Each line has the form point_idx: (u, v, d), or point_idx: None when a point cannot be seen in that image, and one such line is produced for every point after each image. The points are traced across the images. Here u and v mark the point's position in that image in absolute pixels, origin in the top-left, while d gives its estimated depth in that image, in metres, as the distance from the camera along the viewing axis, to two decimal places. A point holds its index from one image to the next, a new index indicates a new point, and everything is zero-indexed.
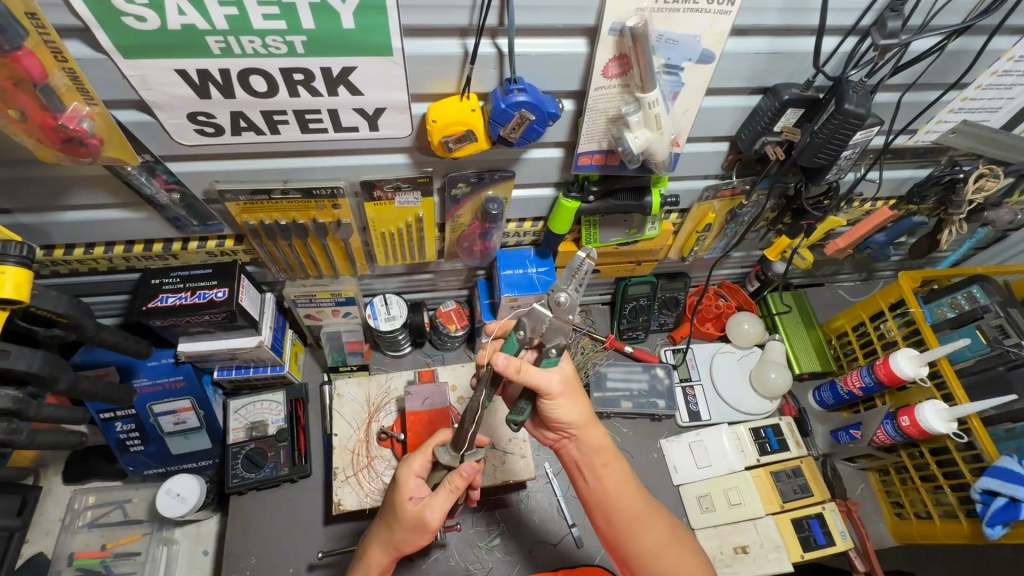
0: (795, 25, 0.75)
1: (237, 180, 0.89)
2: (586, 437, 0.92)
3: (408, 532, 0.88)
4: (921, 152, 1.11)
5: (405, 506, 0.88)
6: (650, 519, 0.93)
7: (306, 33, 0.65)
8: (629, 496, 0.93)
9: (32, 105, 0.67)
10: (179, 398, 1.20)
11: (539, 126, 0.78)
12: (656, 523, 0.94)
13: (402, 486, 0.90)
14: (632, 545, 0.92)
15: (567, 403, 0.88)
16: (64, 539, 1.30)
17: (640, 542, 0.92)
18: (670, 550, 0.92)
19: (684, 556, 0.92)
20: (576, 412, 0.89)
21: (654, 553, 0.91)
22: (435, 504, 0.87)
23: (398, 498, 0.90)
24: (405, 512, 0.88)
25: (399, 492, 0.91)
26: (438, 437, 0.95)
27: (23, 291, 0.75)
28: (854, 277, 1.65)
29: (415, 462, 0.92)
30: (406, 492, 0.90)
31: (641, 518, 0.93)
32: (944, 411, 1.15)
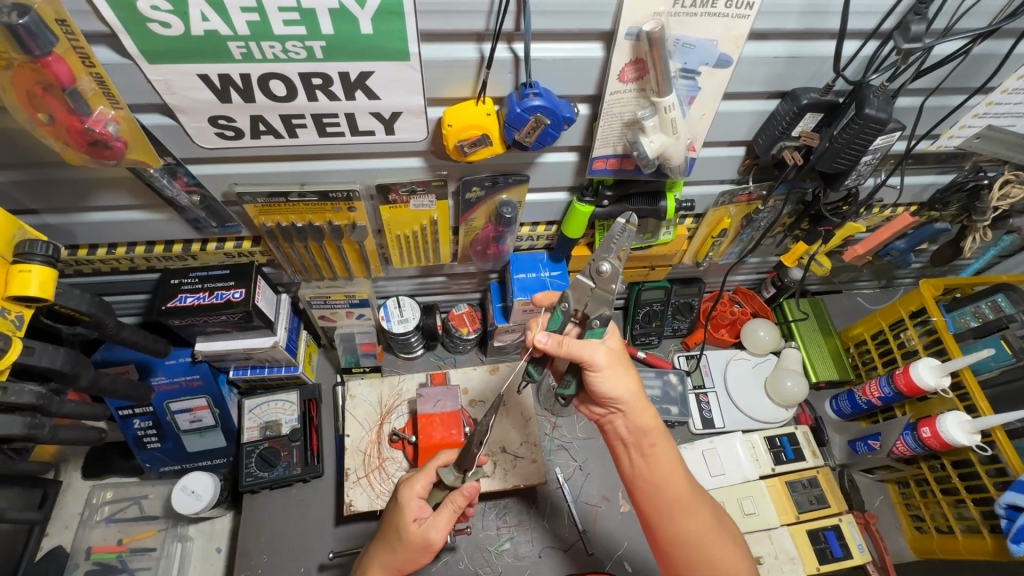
0: (815, 29, 0.74)
1: (255, 183, 0.90)
2: (633, 417, 0.89)
3: (410, 554, 0.88)
4: (944, 158, 1.09)
5: (409, 529, 0.87)
6: (694, 506, 0.89)
7: (325, 38, 0.66)
8: (675, 480, 0.89)
9: (60, 108, 0.68)
10: (196, 396, 1.22)
11: (554, 129, 0.78)
12: (699, 511, 0.89)
13: (405, 508, 0.89)
14: (671, 527, 0.89)
15: (617, 377, 0.86)
16: (82, 532, 1.32)
17: (682, 527, 0.89)
18: (710, 538, 0.89)
19: (724, 545, 0.88)
20: (626, 387, 0.86)
21: (694, 539, 0.88)
22: (438, 524, 0.87)
23: (400, 519, 0.89)
24: (409, 534, 0.87)
25: (400, 514, 0.89)
26: (441, 457, 0.93)
27: (47, 290, 0.77)
28: (873, 284, 1.62)
29: (417, 482, 0.91)
30: (409, 513, 0.88)
31: (685, 503, 0.89)
32: (966, 423, 1.12)
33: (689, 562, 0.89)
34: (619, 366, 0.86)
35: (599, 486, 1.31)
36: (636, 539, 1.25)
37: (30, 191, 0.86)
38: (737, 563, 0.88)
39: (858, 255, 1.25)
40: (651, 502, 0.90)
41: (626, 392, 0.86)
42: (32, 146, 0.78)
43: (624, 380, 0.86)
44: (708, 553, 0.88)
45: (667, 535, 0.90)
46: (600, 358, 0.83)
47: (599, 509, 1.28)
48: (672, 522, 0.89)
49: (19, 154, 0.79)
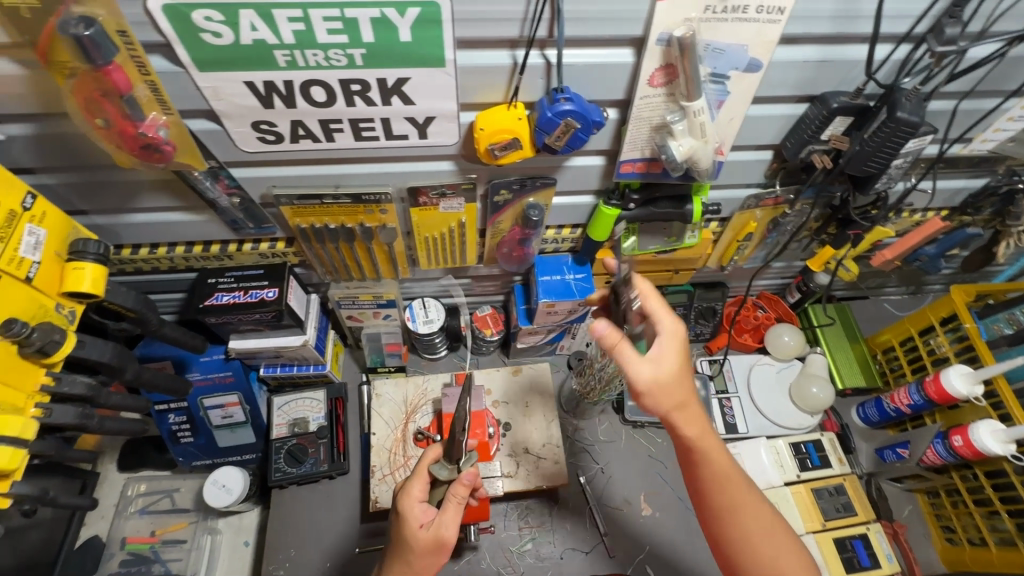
0: (846, 33, 0.74)
1: (292, 186, 0.93)
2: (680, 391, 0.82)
3: (425, 558, 0.89)
4: (977, 161, 1.07)
5: (417, 535, 0.88)
6: (754, 497, 0.86)
7: (366, 46, 0.69)
8: (736, 470, 0.86)
9: (116, 113, 0.71)
10: (228, 392, 1.25)
11: (584, 133, 0.80)
12: (760, 505, 0.86)
13: (408, 516, 0.89)
14: (736, 525, 0.85)
15: (671, 363, 0.80)
16: (117, 523, 1.37)
17: (747, 524, 0.85)
18: (777, 537, 0.85)
19: (788, 543, 0.85)
20: (680, 389, 0.81)
21: (761, 539, 0.84)
22: (445, 522, 0.88)
23: (406, 528, 0.89)
24: (419, 540, 0.88)
25: (405, 524, 0.89)
26: (429, 456, 0.96)
27: (99, 286, 0.81)
28: (900, 290, 1.59)
29: (414, 488, 0.92)
30: (414, 520, 0.89)
31: (748, 495, 0.86)
32: (1000, 432, 1.10)
33: (735, 549, 0.85)
34: (677, 357, 0.81)
35: (621, 488, 1.31)
36: (659, 543, 1.25)
37: (82, 192, 0.90)
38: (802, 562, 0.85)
39: (887, 260, 1.25)
40: (717, 497, 0.86)
41: (681, 388, 0.81)
42: (87, 150, 0.82)
43: (676, 371, 0.80)
44: (776, 556, 0.84)
45: (735, 535, 0.85)
46: (665, 349, 0.80)
47: (622, 512, 1.28)
48: (738, 519, 0.85)
49: (74, 157, 0.83)
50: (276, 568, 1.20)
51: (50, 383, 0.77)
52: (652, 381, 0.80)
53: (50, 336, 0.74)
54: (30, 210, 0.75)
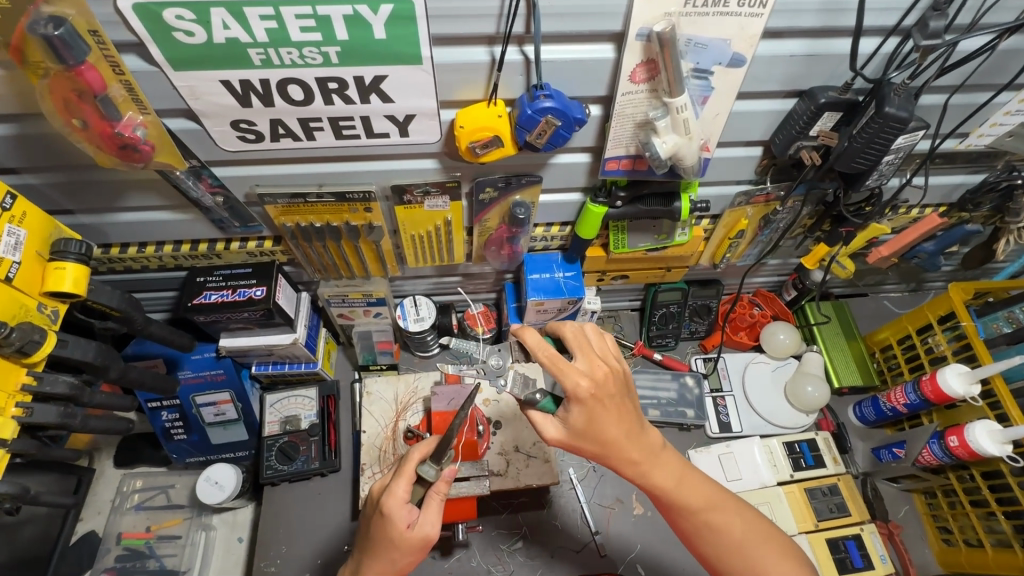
0: (832, 26, 0.73)
1: (275, 185, 0.93)
2: (605, 426, 0.81)
3: (408, 556, 0.89)
4: (974, 157, 1.05)
5: (404, 535, 0.87)
6: (719, 514, 0.89)
7: (340, 44, 0.68)
8: (694, 491, 0.89)
9: (92, 114, 0.72)
10: (220, 390, 1.26)
11: (565, 130, 0.78)
12: (727, 519, 0.89)
13: (396, 518, 0.87)
14: (710, 544, 0.89)
15: (588, 417, 0.80)
16: (113, 519, 1.38)
17: (714, 519, 0.89)
18: (751, 545, 0.89)
19: (763, 548, 0.89)
20: (602, 434, 0.81)
21: (736, 553, 0.88)
22: (432, 519, 0.89)
23: (393, 529, 0.87)
24: (406, 540, 0.87)
25: (390, 525, 0.87)
26: (413, 454, 0.93)
27: (80, 286, 0.81)
28: (900, 287, 1.57)
29: (399, 488, 0.89)
30: (402, 521, 0.87)
31: (714, 510, 0.89)
32: (998, 432, 1.08)
33: (716, 548, 0.89)
34: (585, 412, 0.79)
35: (613, 488, 1.31)
36: (650, 543, 1.24)
37: (67, 191, 0.90)
38: (781, 562, 0.88)
39: (883, 257, 1.22)
40: (686, 521, 0.89)
41: (607, 433, 0.81)
42: (68, 150, 0.82)
43: (589, 423, 0.80)
44: (743, 537, 0.89)
45: (714, 552, 0.90)
46: (572, 413, 0.80)
47: (613, 511, 1.28)
48: (709, 538, 0.89)
49: (56, 157, 0.83)
50: (267, 565, 1.21)
51: (32, 383, 0.78)
52: (563, 437, 0.83)
53: (30, 337, 0.74)
54: (10, 210, 0.75)
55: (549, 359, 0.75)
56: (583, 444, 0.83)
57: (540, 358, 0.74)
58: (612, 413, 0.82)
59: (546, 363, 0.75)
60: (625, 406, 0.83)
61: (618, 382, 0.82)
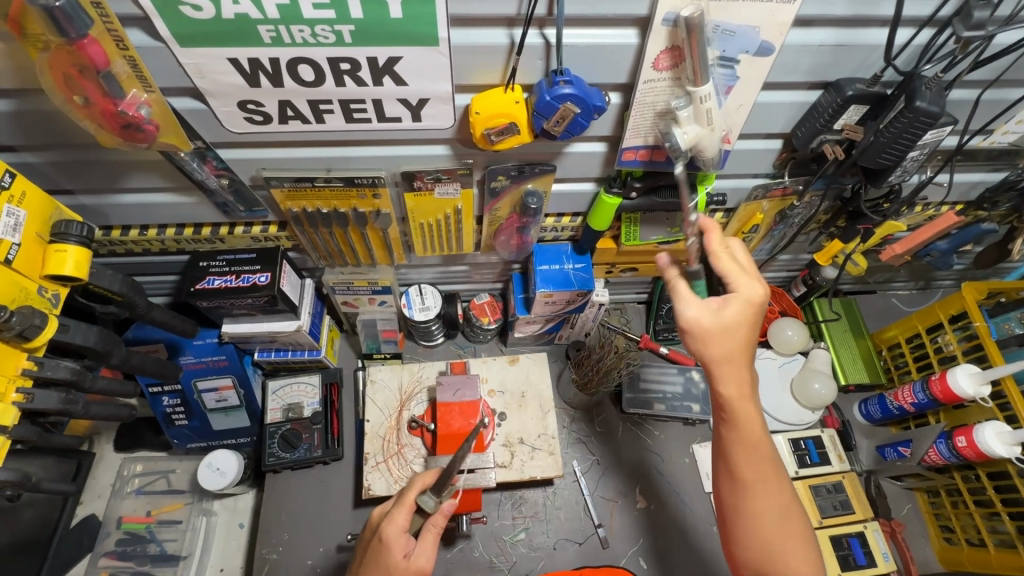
0: (866, 15, 0.70)
1: (282, 168, 0.90)
2: (739, 332, 0.76)
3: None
4: (996, 154, 1.03)
5: (399, 565, 0.84)
6: (783, 480, 0.79)
7: (355, 22, 0.65)
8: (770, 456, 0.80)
9: (95, 91, 0.69)
10: (222, 376, 1.24)
11: (584, 119, 0.76)
12: (784, 491, 0.80)
13: (393, 546, 0.85)
14: (755, 503, 0.78)
15: (740, 319, 0.76)
16: (114, 503, 1.37)
17: (777, 488, 0.79)
18: (787, 536, 0.78)
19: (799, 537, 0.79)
20: (739, 341, 0.76)
21: (772, 523, 0.78)
22: (428, 551, 0.87)
23: (389, 558, 0.85)
24: (401, 570, 0.84)
25: (387, 553, 0.85)
26: (417, 483, 0.91)
27: (81, 269, 0.79)
28: (909, 285, 1.56)
29: (399, 516, 0.87)
30: (399, 550, 0.85)
31: (775, 476, 0.79)
32: (1007, 434, 1.07)
33: (759, 519, 0.78)
34: (744, 313, 0.76)
35: (616, 480, 1.30)
36: (653, 536, 1.24)
37: (67, 171, 0.88)
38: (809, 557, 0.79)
39: (897, 254, 1.21)
40: (743, 468, 0.79)
41: (738, 345, 0.76)
42: (68, 128, 0.79)
43: (739, 323, 0.75)
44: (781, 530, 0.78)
45: (749, 518, 0.79)
46: (726, 308, 0.76)
47: (615, 504, 1.27)
48: (756, 505, 0.79)
49: (54, 135, 0.80)
50: (269, 552, 1.21)
51: (33, 368, 0.76)
52: (704, 326, 0.76)
53: (30, 321, 0.72)
54: (9, 188, 0.73)
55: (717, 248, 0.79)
56: (710, 345, 0.76)
57: (714, 245, 0.79)
58: (752, 329, 0.77)
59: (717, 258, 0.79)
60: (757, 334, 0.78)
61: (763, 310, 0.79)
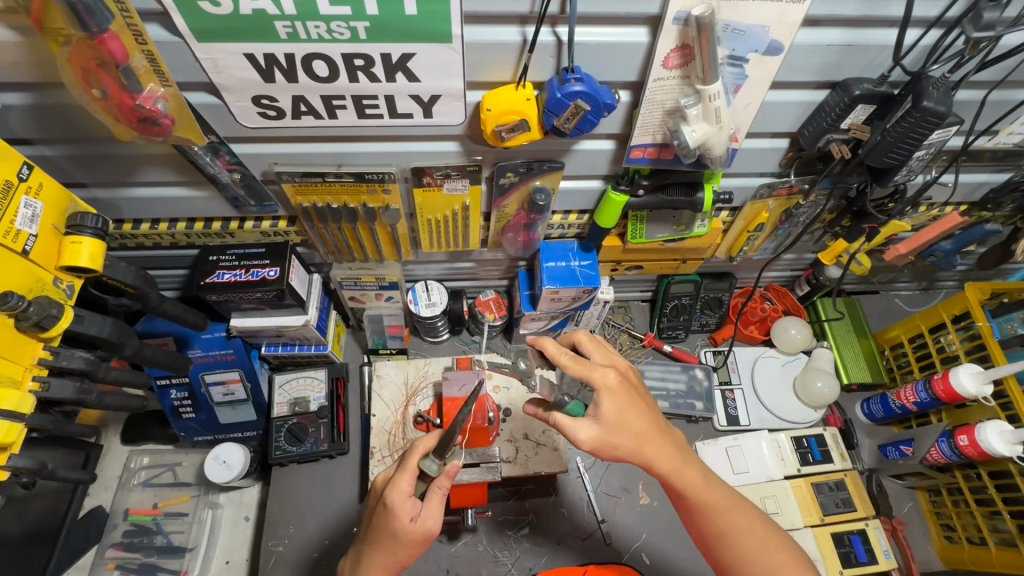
0: (875, 15, 0.71)
1: (293, 163, 0.91)
2: (630, 414, 0.82)
3: (409, 549, 0.89)
4: (1001, 155, 1.03)
5: (407, 528, 0.87)
6: (746, 515, 0.87)
7: (370, 19, 0.66)
8: (720, 490, 0.87)
9: (113, 85, 0.70)
10: (230, 369, 1.25)
11: (594, 116, 0.77)
12: (751, 523, 0.87)
13: (399, 511, 0.87)
14: (734, 552, 0.86)
15: (618, 410, 0.82)
16: (120, 494, 1.38)
17: (739, 521, 0.86)
18: (772, 555, 0.85)
19: (784, 557, 0.85)
20: (633, 426, 0.82)
21: (758, 559, 0.85)
22: (434, 513, 0.89)
23: (396, 523, 0.87)
24: (409, 533, 0.87)
25: (393, 519, 0.87)
26: (417, 447, 0.92)
27: (96, 261, 0.80)
28: (912, 285, 1.56)
29: (403, 481, 0.89)
30: (405, 515, 0.87)
31: (739, 515, 0.87)
32: (1008, 433, 1.08)
33: (741, 557, 0.85)
34: (615, 405, 0.82)
35: (619, 477, 1.31)
36: (656, 532, 1.25)
37: (82, 164, 0.89)
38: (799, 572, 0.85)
39: (901, 254, 1.22)
40: (710, 524, 0.86)
41: (637, 426, 0.82)
42: (85, 121, 0.80)
43: (620, 415, 0.82)
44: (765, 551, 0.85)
45: (733, 559, 0.86)
46: (602, 406, 0.82)
47: (618, 500, 1.28)
48: (731, 543, 0.86)
49: (71, 128, 0.81)
50: (275, 544, 1.22)
51: (48, 357, 0.77)
52: (593, 440, 0.82)
53: (47, 311, 0.73)
54: (27, 180, 0.74)
55: (571, 360, 0.83)
56: (615, 444, 0.82)
57: (563, 361, 0.82)
58: (639, 404, 0.84)
59: (572, 367, 0.82)
60: (645, 400, 0.86)
61: (636, 378, 0.87)
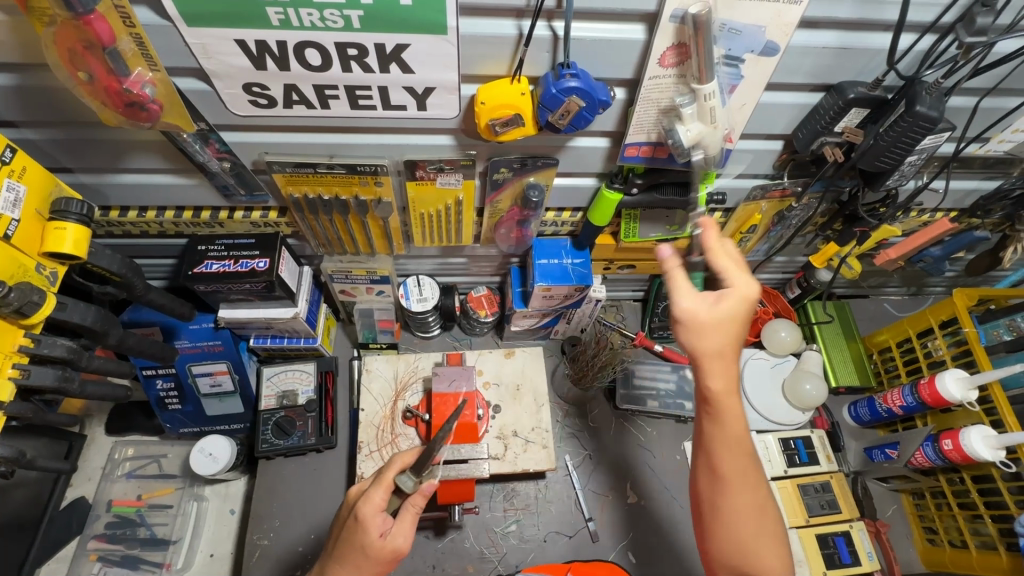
0: (870, 18, 0.71)
1: (285, 153, 0.90)
2: (722, 332, 0.73)
3: (376, 567, 0.86)
4: (991, 162, 1.04)
5: (374, 544, 0.85)
6: (760, 480, 0.78)
7: (364, 8, 0.65)
8: (741, 461, 0.77)
9: (100, 68, 0.68)
10: (217, 361, 1.24)
11: (588, 112, 0.77)
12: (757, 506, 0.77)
13: (369, 525, 0.85)
14: (729, 496, 0.76)
15: (710, 322, 0.73)
16: (104, 485, 1.37)
17: (748, 498, 0.77)
18: (759, 547, 0.76)
19: (771, 538, 0.77)
20: (720, 339, 0.73)
21: (750, 540, 0.76)
22: (404, 531, 0.88)
23: (365, 536, 0.85)
24: (376, 550, 0.85)
25: (363, 533, 0.85)
26: (396, 462, 0.92)
27: (81, 247, 0.79)
28: (901, 290, 1.58)
29: (375, 495, 0.88)
30: (375, 530, 0.85)
31: (751, 478, 0.77)
32: (992, 438, 1.09)
33: (730, 531, 0.77)
34: (735, 313, 0.73)
35: (607, 477, 1.31)
36: (642, 531, 1.25)
37: (68, 149, 0.87)
38: (777, 558, 0.77)
39: (891, 259, 1.23)
40: (723, 462, 0.76)
41: (720, 344, 0.73)
42: (70, 105, 0.78)
43: (715, 325, 0.73)
44: (757, 537, 0.76)
45: (716, 526, 0.78)
46: (712, 308, 0.74)
47: (606, 499, 1.28)
48: (726, 509, 0.77)
49: (57, 112, 0.80)
50: (260, 537, 1.21)
51: (29, 345, 0.76)
52: (688, 325, 0.74)
53: (29, 297, 0.72)
54: (10, 163, 0.72)
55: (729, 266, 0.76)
56: (695, 343, 0.74)
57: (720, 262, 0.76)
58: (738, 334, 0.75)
59: (715, 256, 0.77)
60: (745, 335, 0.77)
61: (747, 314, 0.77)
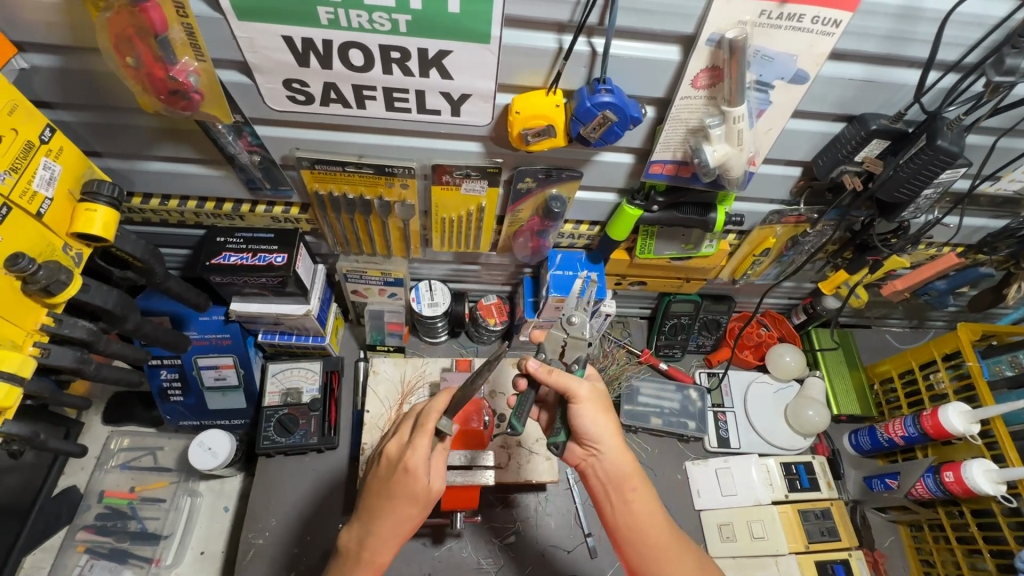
0: (897, 55, 0.74)
1: (314, 149, 0.91)
2: (593, 422, 0.90)
3: (422, 511, 0.89)
4: (1000, 202, 1.07)
5: (421, 488, 0.86)
6: (678, 541, 0.91)
7: (412, 13, 0.67)
8: (658, 534, 0.90)
9: (147, 54, 0.69)
10: (223, 354, 1.23)
11: (620, 128, 0.78)
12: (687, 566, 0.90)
13: (420, 474, 0.86)
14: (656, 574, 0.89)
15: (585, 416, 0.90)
16: (96, 475, 1.35)
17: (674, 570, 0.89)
18: None
19: None
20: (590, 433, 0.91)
21: None
22: (440, 472, 0.90)
23: (416, 485, 0.86)
24: (423, 493, 0.87)
25: (414, 481, 0.86)
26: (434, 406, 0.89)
27: (109, 231, 0.79)
28: (903, 322, 1.60)
29: (422, 442, 0.86)
30: (425, 477, 0.86)
31: (668, 551, 0.90)
32: (993, 472, 1.10)
33: None
34: (590, 409, 0.90)
35: None
36: None
37: (100, 133, 0.88)
38: None
39: (897, 291, 1.25)
40: (645, 541, 0.90)
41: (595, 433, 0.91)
42: (110, 90, 0.80)
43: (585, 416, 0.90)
44: None
45: None
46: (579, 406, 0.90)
47: None
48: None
49: (95, 97, 0.81)
50: (255, 536, 1.19)
51: (51, 323, 0.75)
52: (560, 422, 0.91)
53: (56, 276, 0.72)
54: (48, 143, 0.73)
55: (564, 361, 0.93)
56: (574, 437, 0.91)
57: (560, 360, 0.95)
58: (604, 420, 0.91)
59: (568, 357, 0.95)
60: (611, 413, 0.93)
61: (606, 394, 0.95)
